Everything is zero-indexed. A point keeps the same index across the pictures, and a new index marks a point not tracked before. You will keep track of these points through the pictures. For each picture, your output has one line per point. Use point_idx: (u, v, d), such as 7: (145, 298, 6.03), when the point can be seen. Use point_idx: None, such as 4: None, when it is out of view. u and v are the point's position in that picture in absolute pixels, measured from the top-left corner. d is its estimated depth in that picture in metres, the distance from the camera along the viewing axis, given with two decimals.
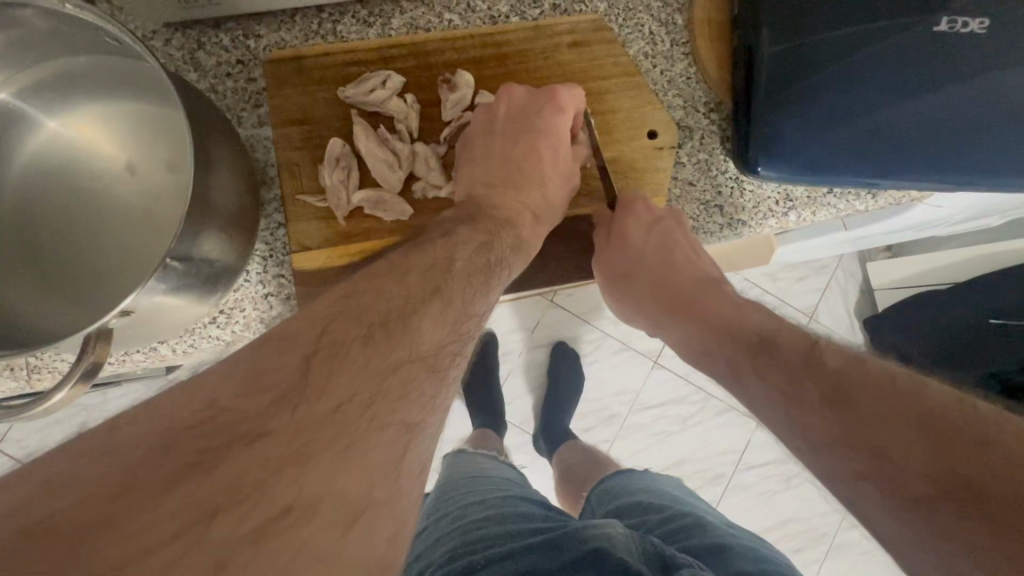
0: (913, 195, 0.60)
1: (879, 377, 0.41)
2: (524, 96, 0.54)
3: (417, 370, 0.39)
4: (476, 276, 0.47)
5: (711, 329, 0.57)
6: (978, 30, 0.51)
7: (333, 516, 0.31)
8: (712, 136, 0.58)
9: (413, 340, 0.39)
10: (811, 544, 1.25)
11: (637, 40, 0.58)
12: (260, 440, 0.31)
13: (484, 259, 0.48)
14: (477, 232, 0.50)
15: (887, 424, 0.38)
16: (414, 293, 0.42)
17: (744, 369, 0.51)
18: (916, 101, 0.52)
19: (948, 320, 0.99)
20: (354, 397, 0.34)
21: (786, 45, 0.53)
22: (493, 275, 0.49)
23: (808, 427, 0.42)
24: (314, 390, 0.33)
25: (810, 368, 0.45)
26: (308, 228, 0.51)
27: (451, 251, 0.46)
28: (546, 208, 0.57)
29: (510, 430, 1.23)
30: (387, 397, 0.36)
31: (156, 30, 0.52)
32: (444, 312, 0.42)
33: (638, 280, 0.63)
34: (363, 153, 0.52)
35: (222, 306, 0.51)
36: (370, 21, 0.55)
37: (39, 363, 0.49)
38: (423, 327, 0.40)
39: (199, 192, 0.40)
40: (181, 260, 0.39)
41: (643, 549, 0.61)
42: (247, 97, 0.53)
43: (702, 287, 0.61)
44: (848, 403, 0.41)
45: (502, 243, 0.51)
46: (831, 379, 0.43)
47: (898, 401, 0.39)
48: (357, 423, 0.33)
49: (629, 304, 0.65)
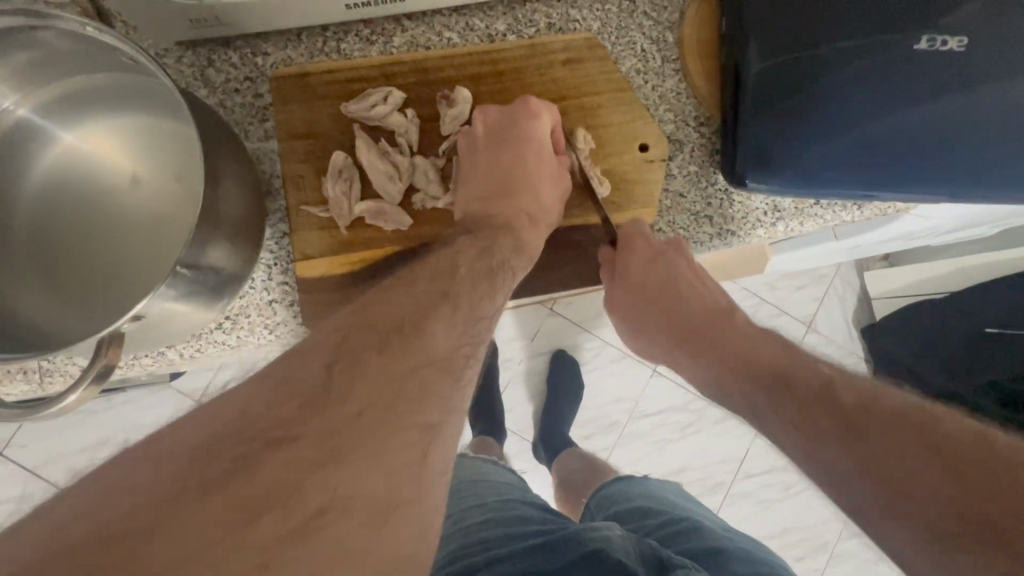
0: (899, 205, 0.62)
1: (891, 406, 0.42)
2: (505, 111, 0.56)
3: (433, 371, 0.40)
4: (481, 282, 0.48)
5: (723, 361, 0.55)
6: (957, 48, 0.52)
7: (366, 514, 0.33)
8: (701, 149, 0.60)
9: (430, 346, 0.41)
10: (811, 553, 1.25)
11: (629, 58, 0.60)
12: (283, 447, 0.33)
13: (486, 264, 0.50)
14: (477, 240, 0.51)
15: (903, 455, 0.39)
16: (426, 299, 0.44)
17: (755, 389, 0.51)
18: (897, 119, 0.54)
19: (948, 325, 0.99)
20: (376, 401, 0.36)
21: (774, 62, 0.55)
22: (498, 278, 0.50)
23: (828, 464, 0.42)
24: (341, 396, 0.36)
25: (821, 395, 0.46)
26: (311, 238, 0.53)
27: (455, 258, 0.49)
28: (541, 211, 0.58)
29: (509, 438, 1.24)
30: (408, 397, 0.38)
31: (168, 48, 0.54)
32: (454, 315, 0.44)
33: (640, 310, 0.63)
34: (364, 166, 0.54)
35: (228, 312, 0.53)
36: (372, 39, 0.57)
37: (52, 366, 0.51)
38: (436, 335, 0.42)
39: (208, 203, 0.42)
40: (189, 268, 0.41)
41: (640, 551, 0.62)
42: (254, 112, 0.55)
43: (715, 317, 0.59)
44: (864, 438, 0.41)
45: (501, 249, 0.52)
46: (841, 409, 0.44)
47: (911, 432, 0.40)
48: (381, 423, 0.36)
49: (647, 343, 0.65)
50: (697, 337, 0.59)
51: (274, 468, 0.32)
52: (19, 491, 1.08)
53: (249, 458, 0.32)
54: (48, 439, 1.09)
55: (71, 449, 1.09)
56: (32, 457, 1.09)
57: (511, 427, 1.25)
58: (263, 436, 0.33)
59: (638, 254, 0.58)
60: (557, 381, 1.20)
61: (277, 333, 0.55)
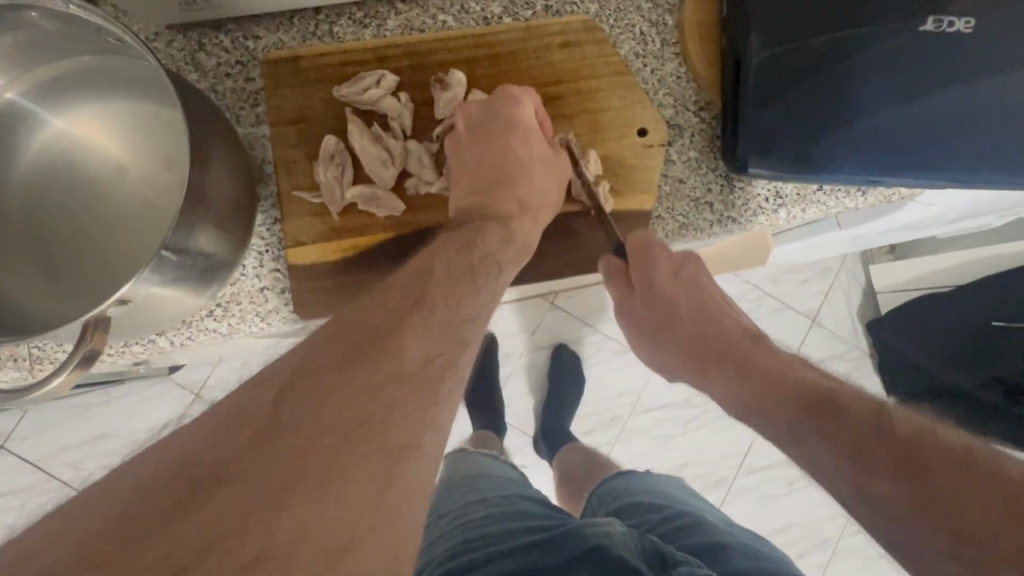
0: (904, 192, 0.60)
1: (952, 447, 0.41)
2: (483, 100, 0.54)
3: (401, 389, 0.37)
4: (460, 280, 0.46)
5: (766, 386, 0.53)
6: (965, 31, 0.51)
7: (320, 553, 0.30)
8: (702, 134, 0.59)
9: (398, 357, 0.38)
10: (815, 550, 1.24)
11: (628, 41, 0.59)
12: (229, 487, 0.30)
13: (467, 261, 0.47)
14: (461, 236, 0.49)
15: (965, 497, 0.38)
16: (393, 307, 0.41)
17: (795, 411, 0.50)
18: (900, 106, 0.52)
19: (955, 318, 0.99)
20: (326, 432, 0.33)
21: (775, 47, 0.54)
22: (480, 276, 0.47)
23: (883, 497, 0.42)
24: (290, 426, 0.33)
25: (876, 429, 0.44)
26: (302, 224, 0.52)
27: (431, 261, 0.46)
28: (537, 201, 0.55)
29: (509, 432, 1.24)
30: (365, 424, 0.35)
31: (158, 32, 0.54)
32: (428, 324, 0.41)
33: (664, 327, 0.61)
34: (356, 150, 0.53)
35: (219, 299, 0.52)
36: (365, 23, 0.56)
37: (41, 353, 0.50)
38: (406, 343, 0.39)
39: (195, 186, 0.41)
40: (176, 252, 0.40)
41: (642, 547, 0.61)
42: (245, 97, 0.54)
43: (746, 341, 0.58)
44: (924, 476, 0.40)
45: (488, 242, 0.50)
46: (900, 442, 0.43)
47: (971, 472, 0.39)
48: (332, 456, 0.33)
49: (665, 356, 0.63)
50: (730, 358, 0.57)
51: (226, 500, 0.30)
52: (21, 484, 1.08)
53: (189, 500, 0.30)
54: (46, 433, 1.09)
55: (70, 443, 1.09)
56: (32, 451, 1.09)
57: (513, 422, 1.24)
58: (199, 475, 0.31)
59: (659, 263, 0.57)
60: (558, 375, 1.20)
61: (269, 321, 0.54)
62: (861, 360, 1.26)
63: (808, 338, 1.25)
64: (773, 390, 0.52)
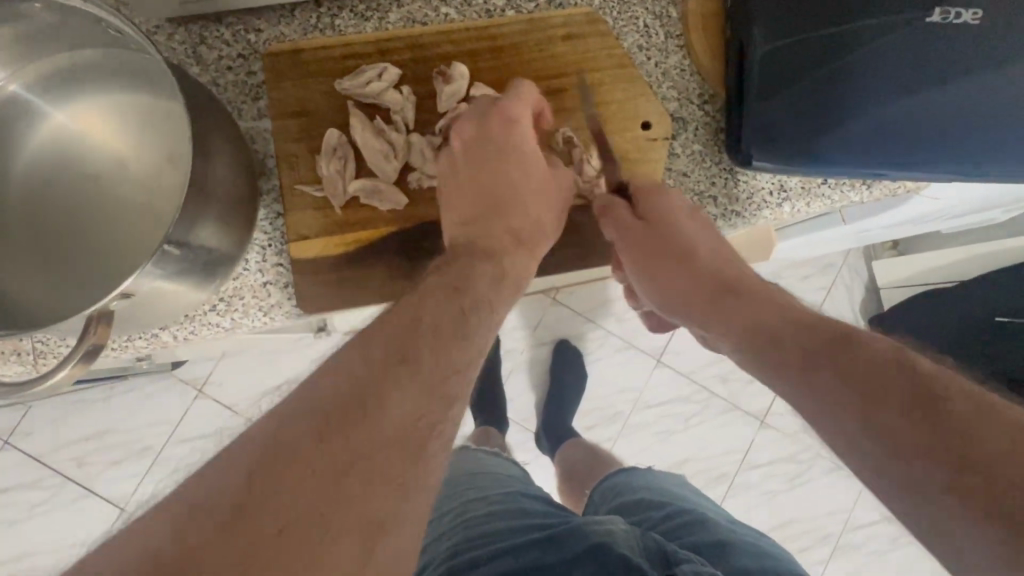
0: (909, 185, 0.60)
1: (974, 394, 0.34)
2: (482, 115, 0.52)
3: (381, 463, 0.33)
4: (447, 330, 0.40)
5: (773, 315, 0.47)
6: (972, 22, 0.50)
7: None
8: (706, 127, 0.59)
9: (377, 424, 0.33)
10: (816, 545, 1.24)
11: (632, 33, 0.59)
12: None
13: (457, 308, 0.42)
14: (449, 277, 0.45)
15: (979, 437, 0.31)
16: (376, 364, 0.36)
17: (801, 345, 0.42)
18: (906, 98, 0.52)
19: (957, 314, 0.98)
20: (296, 521, 0.29)
21: (781, 40, 0.53)
22: (472, 321, 0.43)
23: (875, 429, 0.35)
24: (260, 514, 0.29)
25: (898, 367, 0.36)
26: (306, 218, 0.52)
27: (419, 310, 0.41)
28: (534, 230, 0.52)
29: (511, 428, 1.24)
30: (337, 507, 0.30)
31: (159, 25, 0.53)
32: (414, 384, 0.36)
33: (665, 260, 0.56)
34: (358, 143, 0.53)
35: (222, 293, 0.52)
36: (367, 15, 0.56)
37: (45, 347, 0.50)
38: (389, 406, 0.34)
39: (196, 179, 0.41)
40: (177, 246, 0.40)
41: (645, 545, 0.61)
42: (247, 90, 0.54)
43: (753, 283, 0.53)
44: (932, 412, 0.33)
45: (480, 283, 0.46)
46: (922, 383, 0.35)
47: (991, 417, 0.32)
48: (301, 547, 0.29)
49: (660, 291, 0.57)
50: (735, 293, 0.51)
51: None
52: (25, 479, 1.09)
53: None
54: (50, 427, 1.09)
55: (74, 438, 1.10)
56: (36, 446, 1.09)
57: (514, 418, 1.24)
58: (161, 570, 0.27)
59: (667, 199, 0.55)
60: (559, 370, 1.20)
61: (272, 316, 0.54)
62: None
63: None
64: (786, 333, 0.44)
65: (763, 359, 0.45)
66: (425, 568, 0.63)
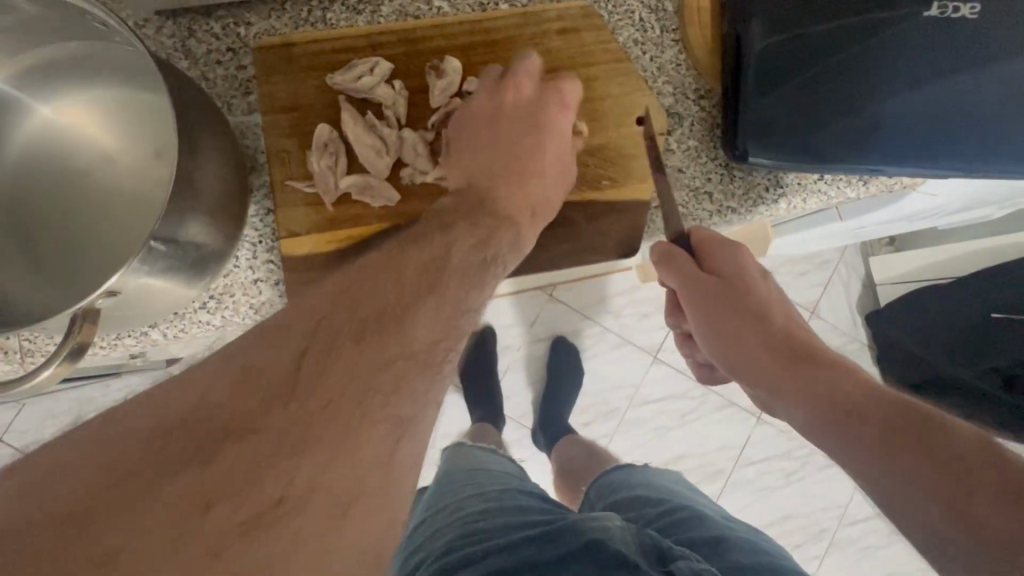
0: (906, 181, 0.59)
1: (962, 434, 0.40)
2: (526, 99, 0.54)
3: (410, 366, 0.39)
4: (471, 275, 0.47)
5: (839, 378, 0.49)
6: (970, 16, 0.50)
7: (326, 505, 0.32)
8: (701, 123, 0.58)
9: (408, 338, 0.40)
10: (812, 540, 1.24)
11: (628, 27, 0.58)
12: (253, 435, 0.32)
13: (481, 257, 0.48)
14: (476, 229, 0.49)
15: (967, 478, 0.37)
16: (410, 288, 0.42)
17: (827, 398, 0.47)
18: (901, 94, 0.51)
19: (952, 310, 0.97)
20: (346, 393, 0.35)
21: (777, 34, 0.53)
22: (490, 273, 0.49)
23: (884, 470, 0.41)
24: (313, 384, 0.35)
25: (988, 457, 0.38)
26: (295, 214, 0.51)
27: (449, 246, 0.46)
28: (543, 202, 0.55)
29: (508, 425, 1.23)
30: (379, 391, 0.37)
31: (147, 18, 0.52)
32: (438, 311, 0.43)
33: (730, 317, 0.57)
34: (350, 139, 0.52)
35: (212, 291, 0.51)
36: (359, 8, 0.55)
37: (32, 346, 0.49)
38: (415, 328, 0.41)
39: (184, 175, 0.40)
40: (165, 243, 0.39)
41: (640, 542, 0.61)
42: (237, 84, 0.53)
43: (820, 348, 0.54)
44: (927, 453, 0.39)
45: (500, 241, 0.51)
46: (1017, 476, 0.36)
47: (978, 457, 0.38)
48: (349, 419, 0.34)
49: (726, 349, 0.56)
50: (803, 356, 0.52)
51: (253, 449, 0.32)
52: None
53: (207, 450, 0.31)
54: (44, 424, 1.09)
55: None
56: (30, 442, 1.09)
57: (510, 414, 1.24)
58: (236, 421, 0.32)
59: (736, 251, 0.58)
60: (556, 368, 1.19)
61: (263, 314, 0.54)
62: (859, 351, 1.26)
63: None
64: (820, 384, 0.48)
65: (828, 426, 0.46)
66: (420, 565, 0.63)
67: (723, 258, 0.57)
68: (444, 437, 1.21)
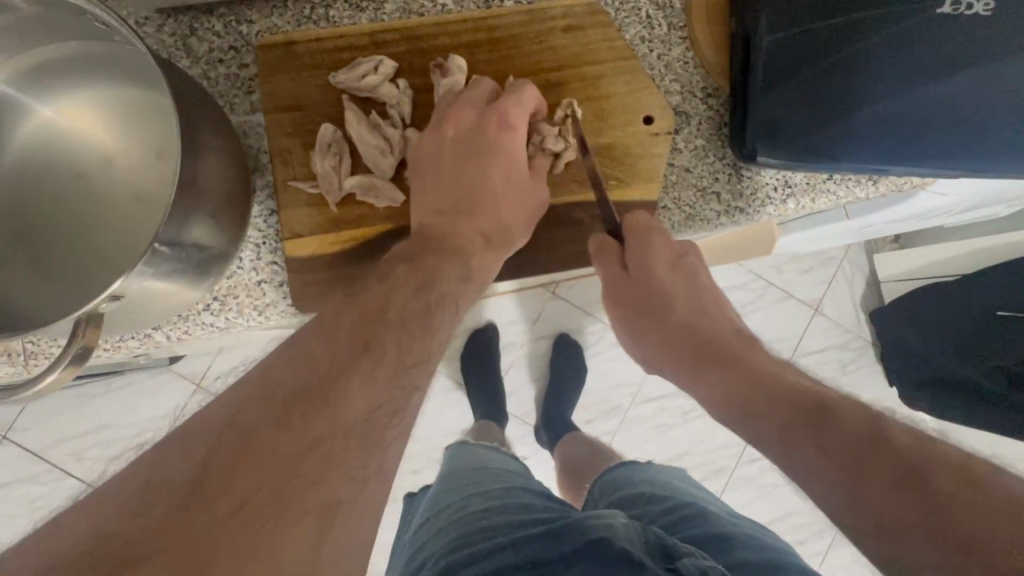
0: (915, 180, 0.59)
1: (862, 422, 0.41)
2: (478, 121, 0.52)
3: (340, 442, 0.38)
4: (414, 323, 0.45)
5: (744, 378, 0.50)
6: (983, 13, 0.48)
7: None
8: (709, 122, 0.58)
9: (340, 407, 0.38)
10: (814, 537, 1.25)
11: (634, 24, 0.58)
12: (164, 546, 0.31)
13: (424, 301, 0.47)
14: (416, 272, 0.48)
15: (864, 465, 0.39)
16: (346, 353, 0.40)
17: (736, 393, 0.49)
18: (911, 91, 0.50)
19: (949, 309, 0.96)
20: (260, 488, 0.34)
21: (785, 32, 0.52)
22: (436, 316, 0.47)
23: (793, 458, 0.43)
24: (222, 479, 0.34)
25: (876, 441, 0.39)
26: (298, 216, 0.51)
27: (387, 297, 0.45)
28: (500, 232, 0.53)
29: (510, 422, 1.23)
30: (304, 478, 0.35)
31: (148, 16, 0.52)
32: (377, 371, 0.41)
33: (647, 312, 0.58)
34: (354, 140, 0.52)
35: (215, 293, 0.51)
36: (362, 6, 0.54)
37: (36, 348, 0.49)
38: (350, 393, 0.39)
39: (188, 176, 0.40)
40: (169, 245, 0.39)
41: (645, 540, 0.60)
42: (239, 83, 0.53)
43: (732, 341, 0.55)
44: (829, 442, 0.41)
45: (446, 280, 0.49)
46: (900, 456, 0.38)
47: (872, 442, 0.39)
48: (264, 515, 0.33)
49: (644, 343, 0.59)
50: (713, 353, 0.54)
51: (192, 523, 0.32)
52: (26, 472, 1.08)
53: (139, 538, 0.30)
54: (47, 420, 1.09)
55: (73, 430, 1.09)
56: (34, 439, 1.09)
57: (513, 411, 1.24)
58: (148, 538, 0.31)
59: (655, 249, 0.56)
60: (559, 365, 1.19)
61: (267, 315, 0.53)
62: (863, 348, 1.26)
63: (811, 327, 1.25)
64: (726, 381, 0.51)
65: (737, 414, 0.49)
66: (424, 564, 0.63)
67: (640, 262, 0.55)
68: (447, 435, 1.21)
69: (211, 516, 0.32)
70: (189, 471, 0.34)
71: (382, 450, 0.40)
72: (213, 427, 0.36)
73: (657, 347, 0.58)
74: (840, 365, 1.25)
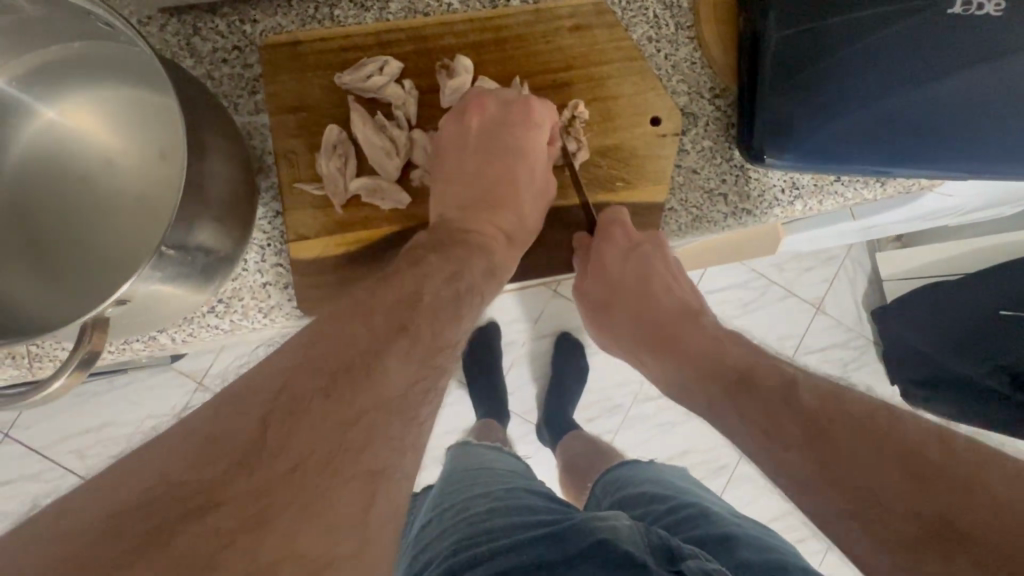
0: (923, 183, 0.58)
1: (850, 413, 0.41)
2: (501, 115, 0.53)
3: (379, 416, 0.37)
4: (443, 310, 0.46)
5: (695, 364, 0.52)
6: (994, 14, 0.48)
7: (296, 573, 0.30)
8: (716, 123, 0.58)
9: (378, 387, 0.38)
10: (814, 535, 1.25)
11: (641, 24, 0.57)
12: (217, 508, 0.30)
13: (454, 289, 0.47)
14: (447, 262, 0.48)
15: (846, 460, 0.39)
16: (379, 332, 0.41)
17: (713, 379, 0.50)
18: (917, 90, 0.50)
19: (947, 310, 0.96)
20: (312, 454, 0.34)
21: (793, 29, 0.52)
22: (465, 304, 0.48)
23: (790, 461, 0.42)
24: (273, 448, 0.33)
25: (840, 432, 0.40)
26: (304, 217, 0.51)
27: (420, 284, 0.45)
28: (520, 230, 0.55)
29: (512, 421, 1.23)
30: (350, 448, 0.35)
31: (151, 16, 0.51)
32: (412, 349, 0.42)
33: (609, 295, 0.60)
34: (360, 141, 0.51)
35: (220, 295, 0.51)
36: (366, 5, 0.54)
37: (40, 351, 0.49)
38: (389, 373, 0.39)
39: (193, 178, 0.39)
40: (175, 249, 0.39)
41: (650, 541, 0.60)
42: (243, 84, 0.52)
43: (687, 320, 0.57)
44: (821, 439, 0.40)
45: (473, 272, 0.49)
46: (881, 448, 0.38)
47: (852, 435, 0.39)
48: (317, 479, 0.33)
49: (606, 322, 0.62)
50: (666, 337, 0.56)
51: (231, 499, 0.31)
52: (29, 472, 1.08)
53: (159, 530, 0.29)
54: (50, 418, 1.09)
55: (74, 428, 1.09)
56: (37, 437, 1.09)
57: (515, 410, 1.24)
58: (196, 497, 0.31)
59: (613, 242, 0.55)
60: (561, 363, 1.19)
61: (272, 318, 0.53)
62: (865, 347, 1.26)
63: (813, 326, 1.24)
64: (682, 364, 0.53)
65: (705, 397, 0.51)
66: (429, 565, 0.63)
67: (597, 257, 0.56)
68: (449, 434, 1.20)
69: (264, 477, 0.32)
70: (231, 440, 0.33)
71: (418, 426, 0.40)
72: (253, 398, 0.35)
73: (617, 324, 0.61)
74: (842, 364, 1.25)
